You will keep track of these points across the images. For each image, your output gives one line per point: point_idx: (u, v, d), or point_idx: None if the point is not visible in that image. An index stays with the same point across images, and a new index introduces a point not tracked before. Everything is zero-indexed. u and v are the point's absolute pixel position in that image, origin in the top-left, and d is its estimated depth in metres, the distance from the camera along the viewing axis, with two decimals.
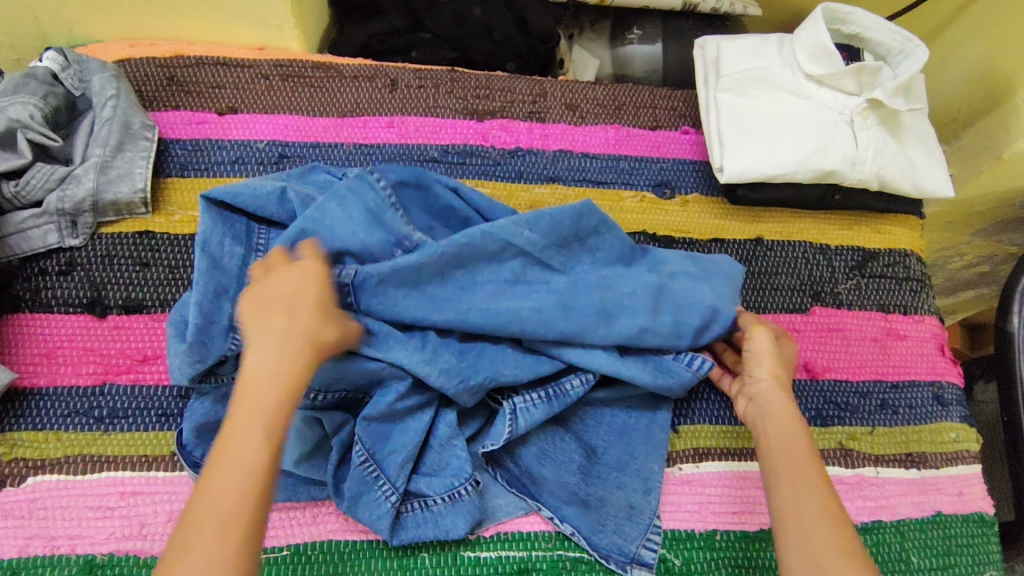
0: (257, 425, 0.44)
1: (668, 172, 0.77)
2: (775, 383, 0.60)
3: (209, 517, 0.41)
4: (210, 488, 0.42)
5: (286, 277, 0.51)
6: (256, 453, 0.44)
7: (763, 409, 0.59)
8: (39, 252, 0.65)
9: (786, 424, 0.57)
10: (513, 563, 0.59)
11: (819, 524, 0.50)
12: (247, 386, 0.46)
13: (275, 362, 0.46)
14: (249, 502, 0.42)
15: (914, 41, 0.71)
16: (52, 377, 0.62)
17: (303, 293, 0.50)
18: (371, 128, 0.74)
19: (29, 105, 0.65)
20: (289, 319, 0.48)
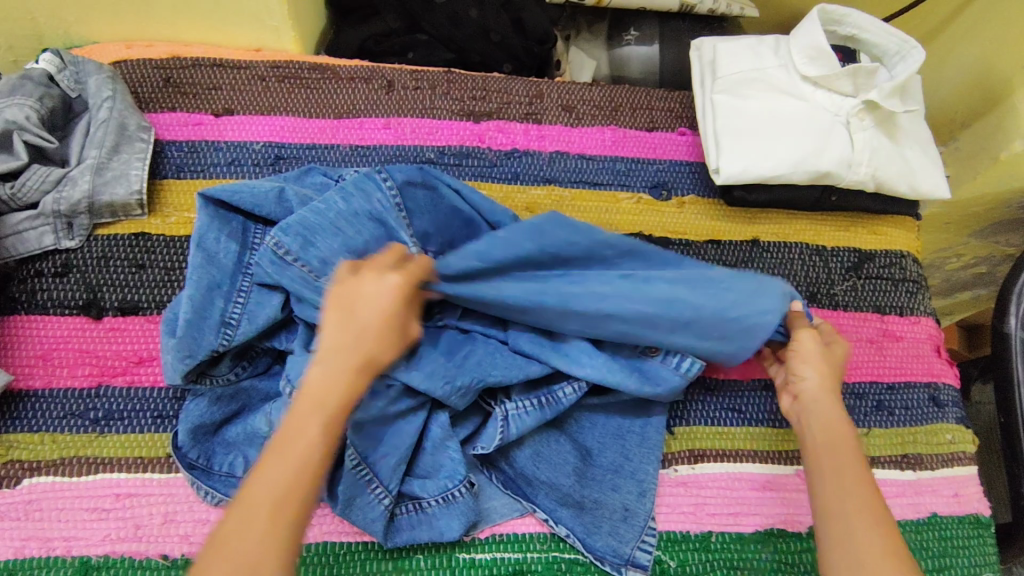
0: (314, 424, 0.46)
1: (665, 173, 0.77)
2: (822, 383, 0.58)
3: (259, 510, 0.43)
4: (263, 477, 0.44)
5: (376, 290, 0.51)
6: (309, 447, 0.45)
7: (808, 409, 0.57)
8: (36, 253, 0.65)
9: (833, 426, 0.55)
10: (509, 564, 0.59)
11: (863, 531, 0.49)
12: (308, 388, 0.47)
13: (340, 370, 0.48)
14: (298, 495, 0.44)
15: (910, 42, 0.71)
16: (48, 378, 0.62)
17: (379, 315, 0.50)
18: (368, 129, 0.74)
19: (26, 106, 0.65)
20: (362, 334, 0.49)
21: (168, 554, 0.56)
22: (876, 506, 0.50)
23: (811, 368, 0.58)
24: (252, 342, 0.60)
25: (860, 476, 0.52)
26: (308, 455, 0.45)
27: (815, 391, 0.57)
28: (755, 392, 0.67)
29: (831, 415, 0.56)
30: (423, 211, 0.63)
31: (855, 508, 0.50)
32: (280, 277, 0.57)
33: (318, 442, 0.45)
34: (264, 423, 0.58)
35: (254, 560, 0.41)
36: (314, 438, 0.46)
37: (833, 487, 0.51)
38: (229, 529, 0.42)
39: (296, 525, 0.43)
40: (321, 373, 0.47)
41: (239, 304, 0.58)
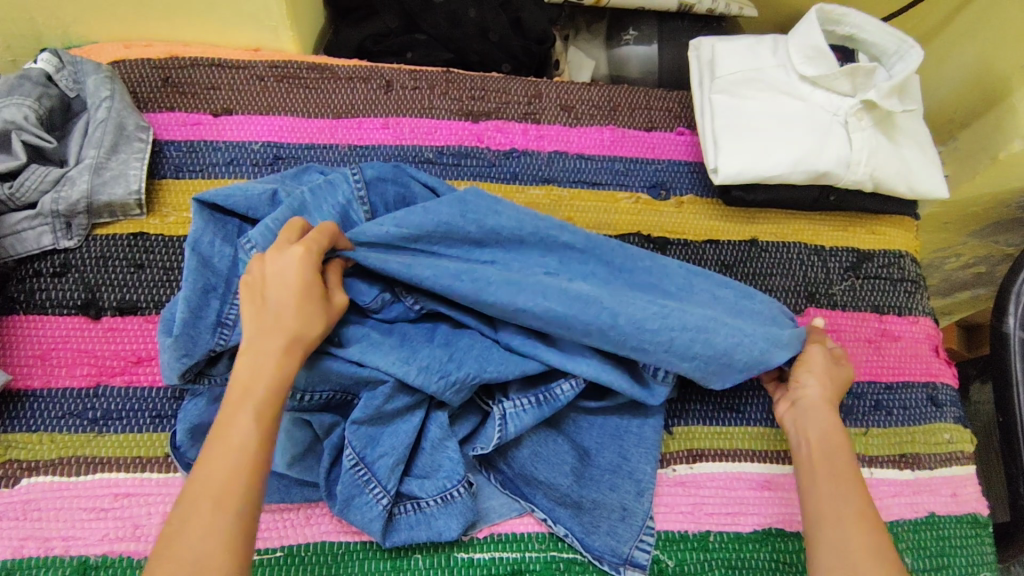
0: (243, 414, 0.46)
1: (663, 173, 0.77)
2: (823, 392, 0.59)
3: (199, 502, 0.44)
4: (203, 471, 0.45)
5: (282, 267, 0.51)
6: (242, 436, 0.46)
7: (805, 418, 0.58)
8: (35, 253, 0.65)
9: (830, 434, 0.57)
10: (507, 564, 0.59)
11: (857, 538, 0.50)
12: (239, 378, 0.48)
13: (265, 358, 0.48)
14: (238, 484, 0.44)
15: (908, 42, 0.71)
16: (47, 378, 0.62)
17: (289, 284, 0.50)
18: (366, 129, 0.74)
19: (24, 106, 0.65)
20: (275, 317, 0.49)
21: None
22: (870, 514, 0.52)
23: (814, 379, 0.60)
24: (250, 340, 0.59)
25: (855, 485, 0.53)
26: (244, 444, 0.46)
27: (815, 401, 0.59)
28: (754, 392, 0.67)
29: (828, 424, 0.57)
30: (390, 205, 0.64)
31: (851, 515, 0.51)
32: None
33: (251, 429, 0.46)
34: None
35: (202, 552, 0.42)
36: (246, 425, 0.46)
37: (829, 494, 0.53)
38: (176, 526, 0.43)
39: (238, 515, 0.44)
40: (247, 364, 0.48)
41: (236, 304, 0.58)
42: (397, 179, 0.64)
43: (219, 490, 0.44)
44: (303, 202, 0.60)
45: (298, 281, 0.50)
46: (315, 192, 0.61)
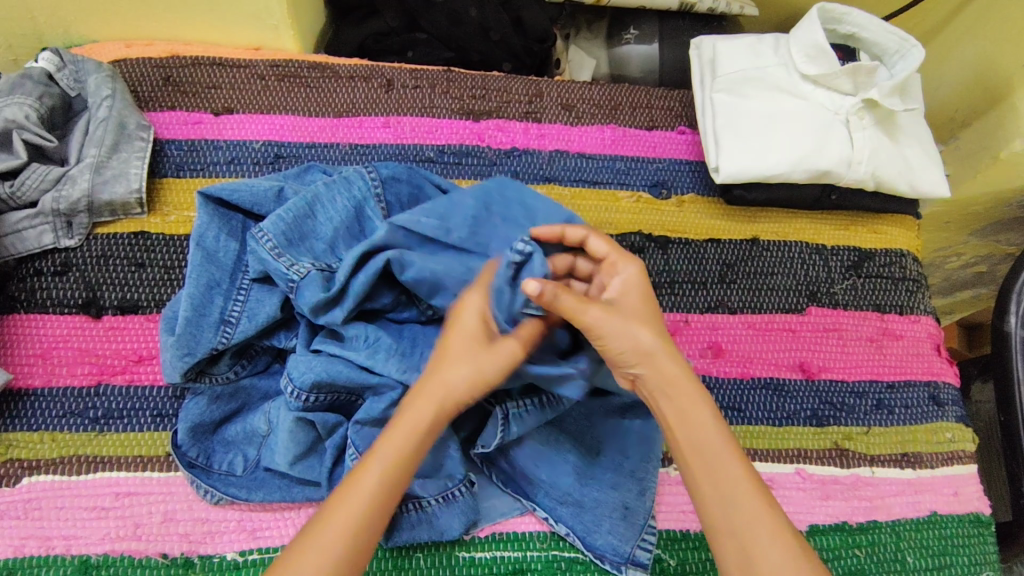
0: (373, 472, 0.48)
1: (665, 172, 0.77)
2: (644, 347, 0.51)
3: (321, 532, 0.46)
4: (332, 522, 0.46)
5: (478, 351, 0.52)
6: (366, 492, 0.47)
7: (665, 397, 0.51)
8: (35, 252, 0.65)
9: (700, 417, 0.50)
10: (509, 563, 0.59)
11: (762, 537, 0.46)
12: (387, 438, 0.49)
13: (415, 419, 0.50)
14: (355, 529, 0.46)
15: (910, 40, 0.71)
16: (48, 377, 0.62)
17: (463, 353, 0.52)
18: (368, 128, 0.74)
19: (24, 106, 0.65)
20: (441, 382, 0.51)
21: (169, 553, 0.56)
22: (764, 498, 0.48)
23: (641, 334, 0.52)
24: (252, 341, 0.60)
25: (738, 469, 0.49)
26: (371, 489, 0.48)
27: (665, 371, 0.51)
28: (752, 391, 0.69)
29: (696, 405, 0.50)
30: (404, 205, 0.64)
31: (748, 512, 0.47)
32: (264, 266, 0.57)
33: (380, 489, 0.48)
34: (264, 421, 0.58)
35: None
36: (372, 483, 0.48)
37: (718, 495, 0.48)
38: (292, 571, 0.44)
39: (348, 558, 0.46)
40: (405, 429, 0.50)
41: (240, 302, 0.58)
42: (411, 180, 0.65)
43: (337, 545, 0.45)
44: (318, 196, 0.60)
45: (497, 374, 0.52)
46: (330, 186, 0.61)
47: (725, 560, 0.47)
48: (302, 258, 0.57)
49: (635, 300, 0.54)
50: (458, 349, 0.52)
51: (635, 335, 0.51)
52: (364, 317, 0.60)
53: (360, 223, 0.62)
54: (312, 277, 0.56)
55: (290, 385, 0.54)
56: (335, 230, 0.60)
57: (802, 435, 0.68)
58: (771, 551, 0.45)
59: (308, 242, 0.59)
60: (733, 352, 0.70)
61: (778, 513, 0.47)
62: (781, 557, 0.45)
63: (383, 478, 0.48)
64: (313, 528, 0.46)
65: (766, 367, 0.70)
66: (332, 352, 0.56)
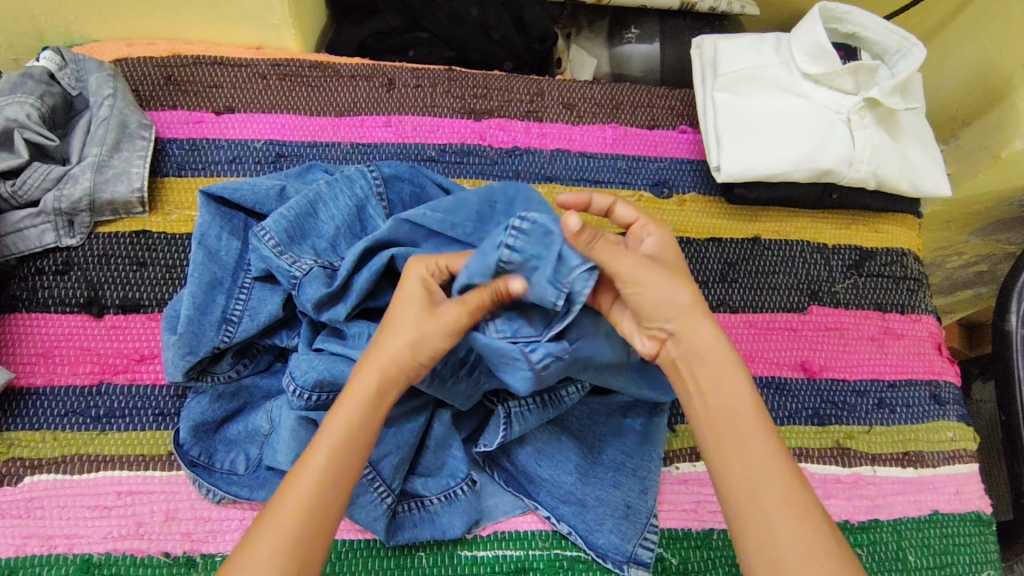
0: (318, 455, 0.46)
1: (666, 171, 0.77)
2: (682, 304, 0.49)
3: (268, 521, 0.44)
4: (283, 503, 0.45)
5: (422, 316, 0.50)
6: (313, 469, 0.46)
7: (701, 365, 0.48)
8: (37, 251, 0.65)
9: (737, 392, 0.48)
10: (511, 562, 0.59)
11: (789, 523, 0.44)
12: (331, 419, 0.48)
13: (356, 396, 0.49)
14: (302, 513, 0.45)
15: (911, 40, 0.71)
16: (50, 377, 0.62)
17: (406, 322, 0.50)
18: (369, 127, 0.74)
19: (26, 105, 0.65)
20: (385, 354, 0.50)
21: (171, 552, 0.56)
22: (795, 484, 0.45)
23: (681, 293, 0.49)
24: (253, 340, 0.60)
25: (772, 451, 0.46)
26: (315, 472, 0.46)
27: (704, 338, 0.48)
28: (754, 390, 0.69)
29: (735, 378, 0.48)
30: (405, 204, 0.64)
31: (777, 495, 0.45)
32: (266, 264, 0.57)
33: (328, 465, 0.46)
34: (267, 420, 0.58)
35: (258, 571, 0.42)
36: (319, 460, 0.46)
37: (748, 473, 0.46)
38: (245, 553, 0.43)
39: (297, 544, 0.44)
40: (350, 403, 0.48)
41: (242, 300, 0.59)
42: (413, 179, 0.64)
43: (288, 525, 0.44)
44: (320, 194, 0.60)
45: (441, 340, 0.50)
46: (333, 185, 0.61)
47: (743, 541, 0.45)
48: (304, 255, 0.57)
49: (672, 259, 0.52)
50: (400, 319, 0.51)
51: (676, 292, 0.49)
52: (366, 315, 0.60)
53: (361, 222, 0.62)
54: (313, 273, 0.56)
55: (292, 384, 0.54)
56: (337, 228, 0.60)
57: (803, 434, 0.68)
58: (796, 537, 0.44)
59: (310, 240, 0.59)
60: (734, 351, 0.70)
61: (808, 502, 0.45)
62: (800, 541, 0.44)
63: (330, 454, 0.47)
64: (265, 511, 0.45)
65: (768, 366, 0.70)
66: (334, 351, 0.56)
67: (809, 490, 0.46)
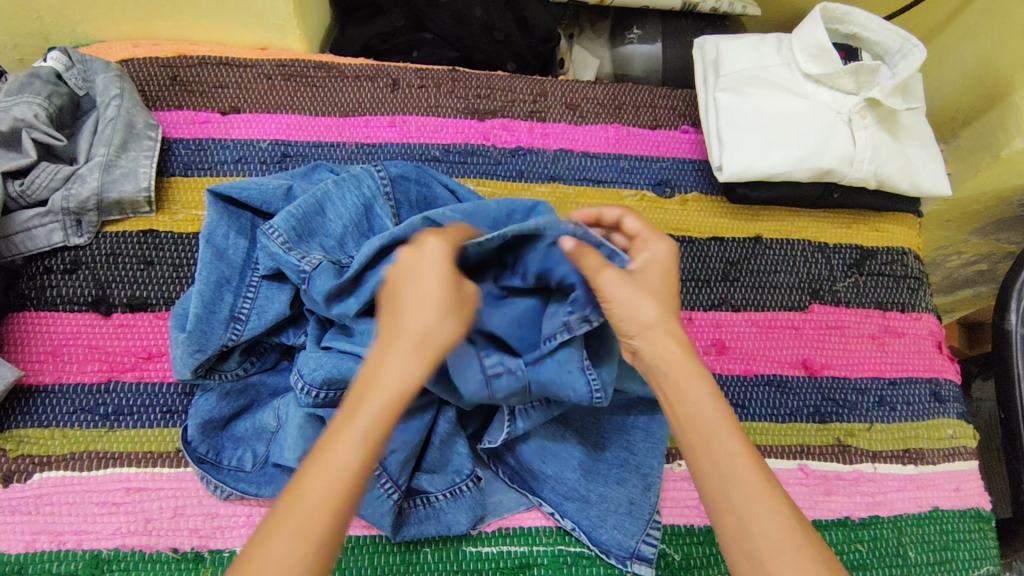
0: (351, 444, 0.42)
1: (668, 171, 0.77)
2: (644, 321, 0.49)
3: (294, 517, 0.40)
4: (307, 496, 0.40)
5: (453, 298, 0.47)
6: (346, 470, 0.41)
7: (660, 376, 0.49)
8: (45, 250, 0.65)
9: (694, 391, 0.48)
10: (515, 558, 0.60)
11: (761, 515, 0.44)
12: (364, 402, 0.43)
13: (397, 378, 0.43)
14: (334, 508, 0.40)
15: (911, 40, 0.72)
16: (59, 374, 0.62)
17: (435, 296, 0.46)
18: (373, 127, 0.74)
19: (34, 105, 0.66)
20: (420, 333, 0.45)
21: (179, 548, 0.57)
22: (763, 474, 0.45)
23: (642, 308, 0.49)
24: (261, 338, 0.61)
25: (737, 443, 0.46)
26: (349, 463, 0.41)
27: (664, 351, 0.49)
28: (755, 387, 0.69)
29: (690, 377, 0.48)
30: (411, 204, 0.65)
31: (750, 487, 0.45)
32: (276, 262, 0.58)
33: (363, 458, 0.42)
34: (273, 417, 0.59)
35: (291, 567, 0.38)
36: (350, 457, 0.41)
37: (717, 473, 0.46)
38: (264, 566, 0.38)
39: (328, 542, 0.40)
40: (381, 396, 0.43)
41: (250, 298, 0.59)
42: (420, 178, 0.65)
43: (316, 535, 0.39)
44: (328, 193, 0.60)
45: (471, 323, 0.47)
46: (341, 184, 0.61)
47: (726, 544, 0.45)
48: (313, 251, 0.58)
49: (655, 274, 0.53)
50: (432, 301, 0.46)
51: (638, 306, 0.49)
52: None
53: (369, 221, 0.62)
54: (322, 267, 0.56)
55: (301, 381, 0.55)
56: (345, 227, 0.61)
57: (805, 431, 0.69)
58: (770, 528, 0.43)
59: (318, 238, 0.59)
60: (735, 349, 0.71)
61: (775, 487, 0.45)
62: (778, 531, 0.43)
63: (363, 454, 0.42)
64: (282, 515, 0.40)
65: (769, 363, 0.70)
66: (343, 350, 0.56)
67: (775, 478, 0.46)
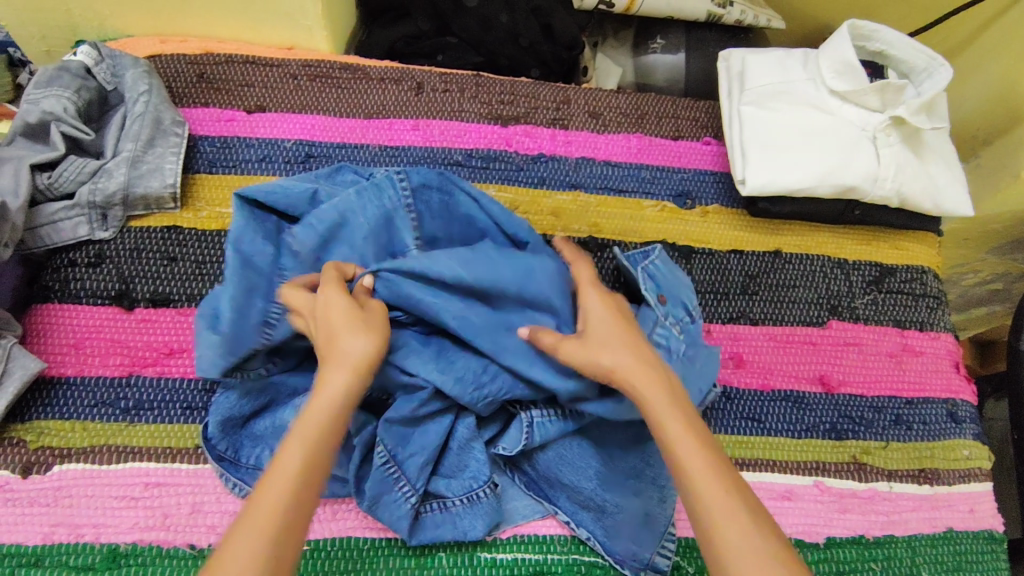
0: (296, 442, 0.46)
1: (689, 182, 0.78)
2: (605, 367, 0.53)
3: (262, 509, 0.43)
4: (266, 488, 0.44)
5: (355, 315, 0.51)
6: (291, 467, 0.45)
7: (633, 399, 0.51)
8: (70, 243, 0.66)
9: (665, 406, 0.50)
10: (530, 565, 0.60)
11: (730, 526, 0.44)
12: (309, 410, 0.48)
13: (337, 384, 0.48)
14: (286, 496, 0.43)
15: (938, 59, 0.71)
16: (80, 367, 0.62)
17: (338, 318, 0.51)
18: (397, 130, 0.75)
19: (63, 98, 0.66)
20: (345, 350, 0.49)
21: (196, 544, 0.57)
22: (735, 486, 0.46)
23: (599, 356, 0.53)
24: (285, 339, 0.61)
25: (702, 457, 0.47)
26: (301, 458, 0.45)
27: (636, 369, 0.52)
28: (772, 402, 0.69)
29: (658, 397, 0.50)
30: (434, 213, 0.64)
31: (726, 508, 0.44)
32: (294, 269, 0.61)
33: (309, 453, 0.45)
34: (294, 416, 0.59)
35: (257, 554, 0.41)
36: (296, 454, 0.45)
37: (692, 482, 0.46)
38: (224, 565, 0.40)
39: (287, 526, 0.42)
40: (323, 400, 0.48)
41: (280, 305, 0.59)
42: (443, 187, 0.64)
43: (267, 532, 0.42)
44: (350, 206, 0.61)
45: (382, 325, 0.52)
46: (362, 194, 0.61)
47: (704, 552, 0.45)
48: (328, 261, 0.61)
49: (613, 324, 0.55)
50: (337, 329, 0.50)
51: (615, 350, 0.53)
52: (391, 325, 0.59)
53: (388, 231, 0.62)
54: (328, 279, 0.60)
55: None
56: (365, 238, 0.61)
57: (820, 447, 0.68)
58: (743, 552, 0.43)
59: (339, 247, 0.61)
60: (753, 363, 0.70)
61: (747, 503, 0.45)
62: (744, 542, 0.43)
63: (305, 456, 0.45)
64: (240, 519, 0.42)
65: (787, 379, 0.70)
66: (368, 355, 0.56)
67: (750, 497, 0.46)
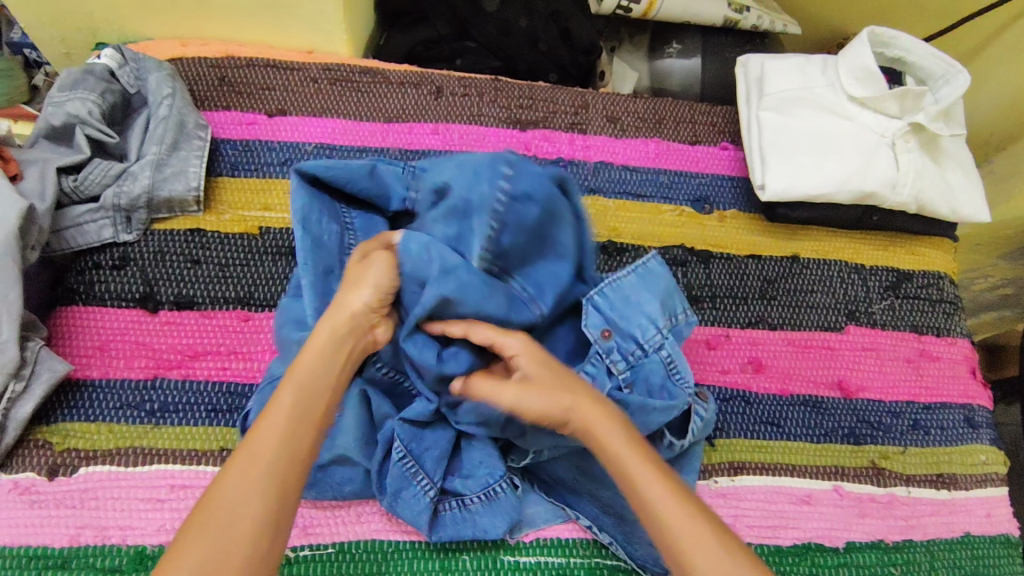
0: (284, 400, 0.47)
1: (707, 187, 0.78)
2: (552, 408, 0.50)
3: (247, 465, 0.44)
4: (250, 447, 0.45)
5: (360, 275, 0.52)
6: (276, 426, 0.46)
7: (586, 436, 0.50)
8: (94, 246, 0.66)
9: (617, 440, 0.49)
10: (554, 569, 0.60)
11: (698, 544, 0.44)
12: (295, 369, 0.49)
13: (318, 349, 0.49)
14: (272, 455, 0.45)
15: (956, 66, 0.72)
16: (105, 369, 0.63)
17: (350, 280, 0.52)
18: (417, 134, 0.75)
19: (88, 101, 0.67)
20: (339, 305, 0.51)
21: None
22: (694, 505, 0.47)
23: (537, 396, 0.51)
24: None
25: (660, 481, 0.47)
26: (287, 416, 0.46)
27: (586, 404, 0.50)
28: (791, 407, 0.70)
29: (610, 430, 0.49)
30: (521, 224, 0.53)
31: (687, 528, 0.45)
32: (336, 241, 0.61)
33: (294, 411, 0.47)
34: None
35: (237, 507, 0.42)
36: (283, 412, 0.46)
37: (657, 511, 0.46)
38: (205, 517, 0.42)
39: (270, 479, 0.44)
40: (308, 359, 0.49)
41: None
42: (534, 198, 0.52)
43: (250, 489, 0.43)
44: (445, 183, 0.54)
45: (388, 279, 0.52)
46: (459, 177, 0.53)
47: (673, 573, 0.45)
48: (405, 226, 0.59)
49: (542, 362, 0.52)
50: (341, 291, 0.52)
51: (554, 386, 0.51)
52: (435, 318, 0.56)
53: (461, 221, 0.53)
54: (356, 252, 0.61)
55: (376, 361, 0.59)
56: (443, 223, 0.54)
57: (839, 452, 0.69)
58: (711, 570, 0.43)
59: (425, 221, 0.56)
60: (772, 368, 0.71)
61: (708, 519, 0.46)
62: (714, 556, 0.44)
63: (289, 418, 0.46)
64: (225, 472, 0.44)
65: (806, 384, 0.71)
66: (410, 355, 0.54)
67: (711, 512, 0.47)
